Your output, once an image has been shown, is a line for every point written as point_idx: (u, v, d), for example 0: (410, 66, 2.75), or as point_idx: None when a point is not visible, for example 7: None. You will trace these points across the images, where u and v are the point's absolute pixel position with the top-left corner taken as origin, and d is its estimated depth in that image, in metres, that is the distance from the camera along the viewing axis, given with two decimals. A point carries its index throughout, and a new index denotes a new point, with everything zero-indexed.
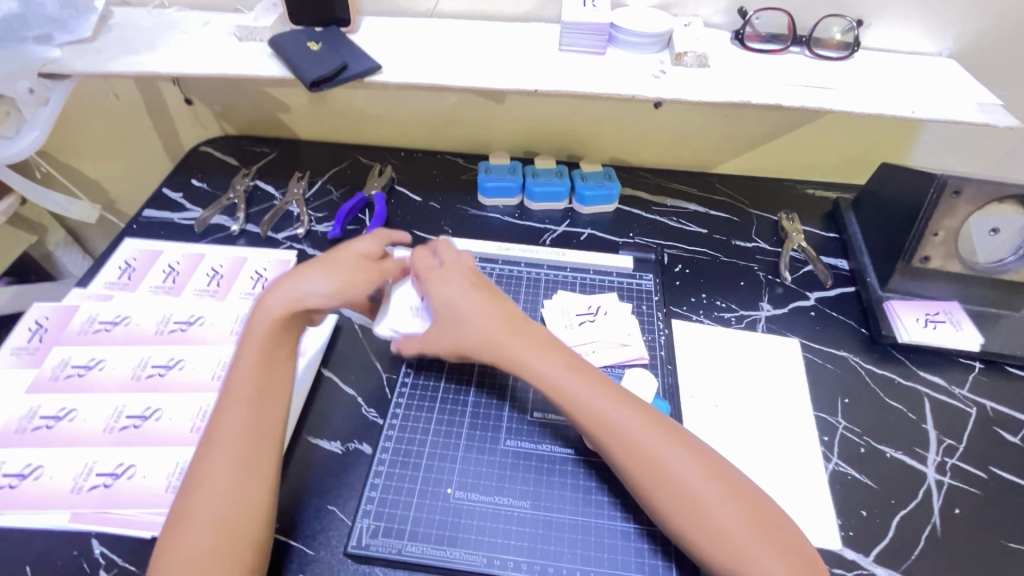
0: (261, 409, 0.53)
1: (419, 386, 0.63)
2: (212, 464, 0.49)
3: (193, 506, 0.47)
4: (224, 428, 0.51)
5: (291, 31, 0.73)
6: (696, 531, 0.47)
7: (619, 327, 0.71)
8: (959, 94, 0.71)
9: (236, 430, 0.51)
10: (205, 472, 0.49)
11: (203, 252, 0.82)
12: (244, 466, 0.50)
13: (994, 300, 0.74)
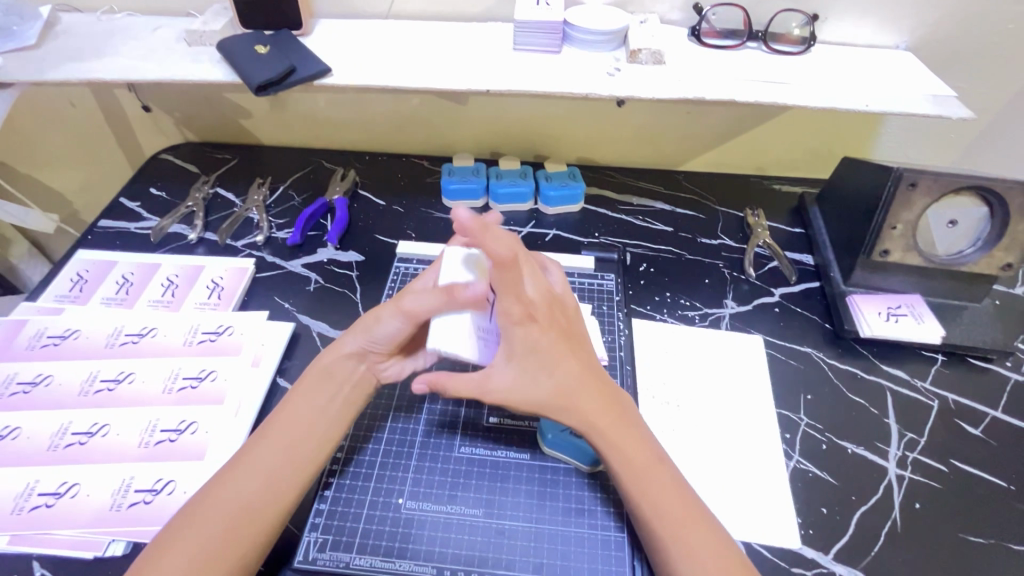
0: (311, 439, 0.52)
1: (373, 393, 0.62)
2: (236, 477, 0.49)
3: (214, 506, 0.47)
4: (261, 445, 0.51)
5: (239, 35, 0.72)
6: None
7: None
8: (914, 87, 0.71)
9: (273, 449, 0.51)
10: (229, 483, 0.49)
11: (159, 261, 0.80)
12: (269, 487, 0.49)
13: (957, 292, 0.74)
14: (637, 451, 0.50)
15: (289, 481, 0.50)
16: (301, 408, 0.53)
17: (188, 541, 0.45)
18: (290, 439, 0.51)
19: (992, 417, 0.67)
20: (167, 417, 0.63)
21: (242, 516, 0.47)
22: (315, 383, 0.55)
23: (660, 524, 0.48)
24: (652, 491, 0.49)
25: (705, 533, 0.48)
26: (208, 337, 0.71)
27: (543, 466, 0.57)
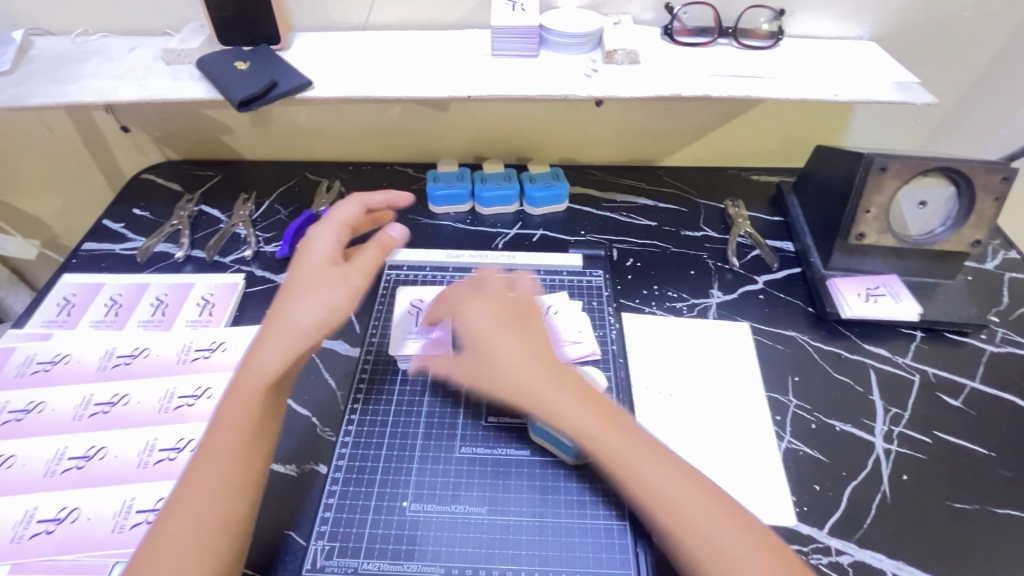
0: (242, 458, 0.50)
1: (372, 400, 0.63)
2: (191, 494, 0.48)
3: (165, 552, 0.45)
4: (209, 459, 0.50)
5: (219, 52, 0.72)
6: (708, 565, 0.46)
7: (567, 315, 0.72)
8: (879, 75, 0.73)
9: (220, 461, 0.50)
10: (183, 500, 0.48)
11: (146, 281, 0.80)
12: (224, 500, 0.48)
13: (932, 270, 0.77)
14: (622, 440, 0.51)
15: (243, 489, 0.49)
16: (241, 413, 0.52)
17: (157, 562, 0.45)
18: (238, 447, 0.51)
19: (971, 388, 0.70)
20: (165, 436, 0.63)
21: (203, 529, 0.47)
22: (248, 385, 0.53)
23: (690, 536, 0.47)
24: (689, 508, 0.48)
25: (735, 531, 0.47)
26: (202, 354, 0.71)
27: (544, 454, 0.58)
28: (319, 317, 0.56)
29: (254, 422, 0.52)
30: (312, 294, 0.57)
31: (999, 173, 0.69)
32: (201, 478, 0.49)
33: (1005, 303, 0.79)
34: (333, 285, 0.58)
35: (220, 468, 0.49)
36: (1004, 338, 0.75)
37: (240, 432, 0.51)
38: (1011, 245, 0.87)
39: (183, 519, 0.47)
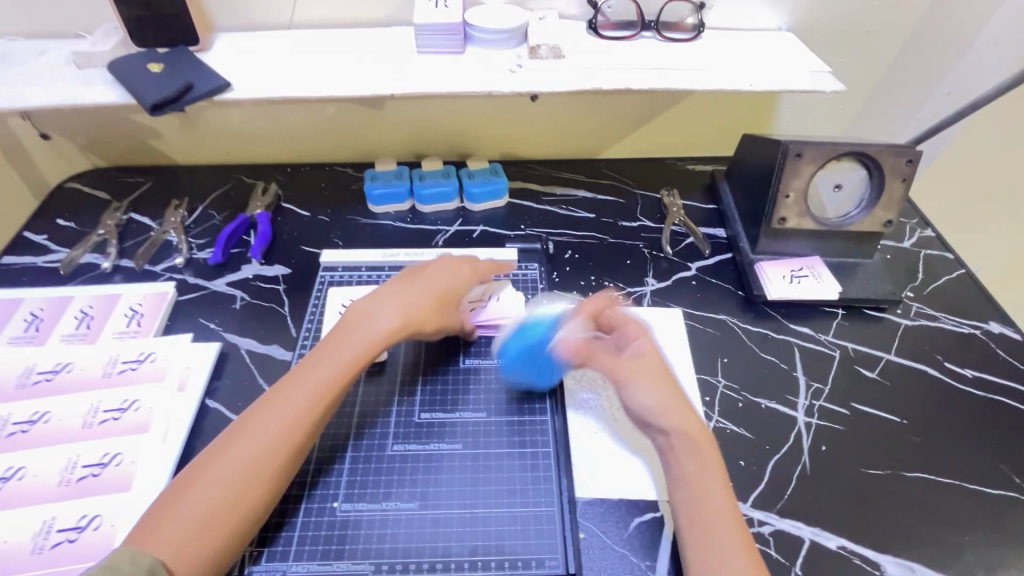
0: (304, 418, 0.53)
1: None
2: (233, 451, 0.50)
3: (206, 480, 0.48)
4: (260, 420, 0.52)
5: (131, 55, 0.70)
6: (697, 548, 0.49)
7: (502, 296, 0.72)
8: (794, 65, 0.76)
9: (275, 424, 0.52)
10: (222, 458, 0.50)
11: (70, 293, 0.77)
12: (263, 465, 0.50)
13: (850, 251, 0.81)
14: (696, 432, 0.54)
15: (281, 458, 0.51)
16: (304, 385, 0.55)
17: (189, 504, 0.47)
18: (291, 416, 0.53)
19: (886, 360, 0.74)
20: (89, 452, 0.61)
21: (236, 492, 0.48)
22: (325, 359, 0.57)
23: (696, 522, 0.50)
24: (708, 526, 0.49)
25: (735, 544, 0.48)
26: (129, 366, 0.68)
27: (473, 446, 0.60)
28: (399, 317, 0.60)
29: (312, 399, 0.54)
30: (399, 296, 0.62)
31: (905, 156, 0.73)
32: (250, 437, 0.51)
33: (919, 279, 0.83)
34: (407, 296, 0.62)
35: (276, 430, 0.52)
36: (918, 312, 0.79)
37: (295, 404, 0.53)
38: (927, 224, 0.92)
39: (219, 474, 0.49)
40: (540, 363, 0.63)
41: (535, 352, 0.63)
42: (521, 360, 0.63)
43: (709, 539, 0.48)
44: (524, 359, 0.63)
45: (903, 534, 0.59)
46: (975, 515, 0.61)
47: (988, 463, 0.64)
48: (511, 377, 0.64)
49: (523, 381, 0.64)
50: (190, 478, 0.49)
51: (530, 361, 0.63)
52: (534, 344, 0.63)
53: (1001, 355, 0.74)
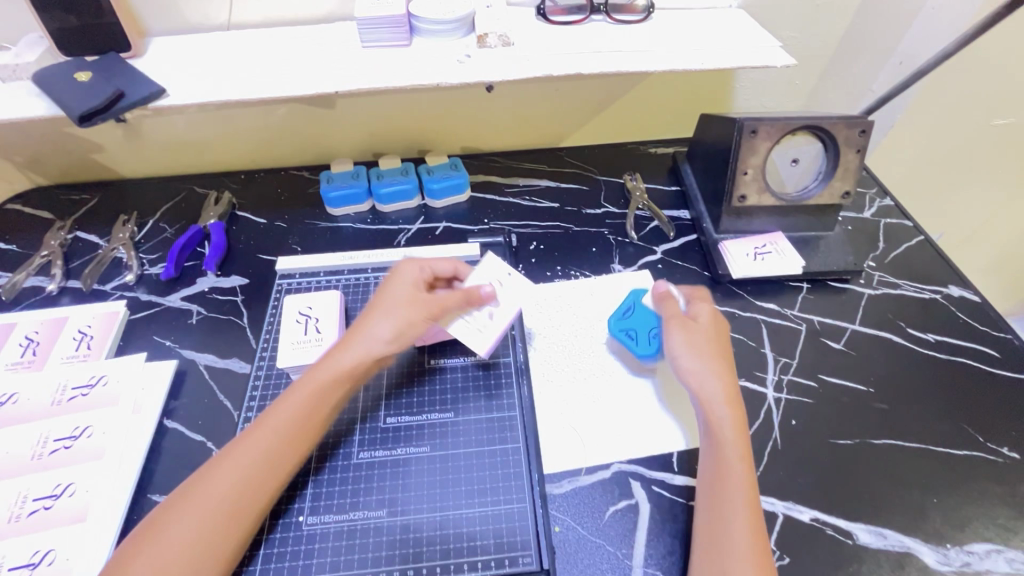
0: (287, 444, 0.53)
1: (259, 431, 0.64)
2: (223, 468, 0.51)
3: (192, 508, 0.48)
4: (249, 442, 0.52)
5: (57, 64, 0.67)
6: (709, 531, 0.50)
7: (485, 275, 0.67)
8: (745, 41, 0.75)
9: (262, 448, 0.52)
10: (206, 481, 0.50)
11: (13, 319, 0.73)
12: (248, 490, 0.50)
13: (811, 224, 0.81)
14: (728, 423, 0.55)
15: (266, 484, 0.51)
16: (294, 407, 0.54)
17: (167, 529, 0.47)
18: (277, 442, 0.53)
19: (852, 330, 0.74)
20: (39, 485, 0.58)
21: (219, 516, 0.48)
22: (316, 379, 0.56)
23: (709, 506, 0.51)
24: (723, 497, 0.51)
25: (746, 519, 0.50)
26: (80, 392, 0.65)
27: (441, 449, 0.61)
28: (394, 333, 0.59)
29: (298, 422, 0.54)
30: (389, 311, 0.60)
31: (858, 127, 0.73)
32: (245, 455, 0.51)
33: (880, 248, 0.84)
34: (380, 320, 0.59)
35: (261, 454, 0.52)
36: (880, 281, 0.80)
37: (283, 425, 0.53)
38: (886, 193, 0.93)
39: (200, 498, 0.49)
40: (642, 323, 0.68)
41: (632, 327, 0.68)
42: (633, 338, 0.68)
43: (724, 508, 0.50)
44: (636, 332, 0.68)
45: (874, 501, 0.60)
46: (943, 477, 0.61)
47: (954, 425, 0.65)
48: (648, 350, 0.66)
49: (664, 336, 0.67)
50: (171, 503, 0.49)
51: (640, 330, 0.68)
52: (619, 338, 0.68)
53: (961, 317, 0.76)
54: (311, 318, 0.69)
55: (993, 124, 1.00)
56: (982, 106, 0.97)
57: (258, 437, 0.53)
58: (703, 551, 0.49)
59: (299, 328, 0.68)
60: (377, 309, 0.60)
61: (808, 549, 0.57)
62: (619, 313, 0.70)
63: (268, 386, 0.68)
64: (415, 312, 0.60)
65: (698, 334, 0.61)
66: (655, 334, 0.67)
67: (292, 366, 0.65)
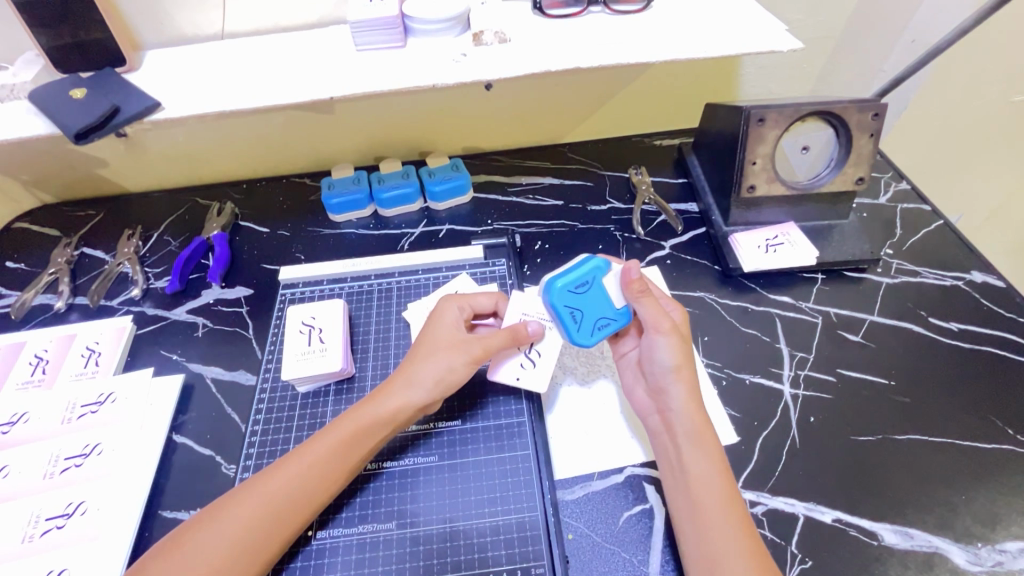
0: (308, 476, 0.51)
1: (268, 442, 0.63)
2: (245, 494, 0.50)
3: (210, 534, 0.47)
4: (277, 473, 0.51)
5: (52, 82, 0.66)
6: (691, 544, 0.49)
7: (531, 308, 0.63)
8: (750, 26, 0.73)
9: (288, 479, 0.50)
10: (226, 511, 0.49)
11: (23, 338, 0.73)
12: (274, 523, 0.49)
13: (824, 213, 0.79)
14: (694, 427, 0.53)
15: (292, 518, 0.50)
16: (326, 443, 0.53)
17: (184, 559, 0.46)
18: (308, 475, 0.51)
19: (870, 321, 0.72)
20: (51, 504, 0.58)
21: (244, 549, 0.47)
22: (351, 425, 0.54)
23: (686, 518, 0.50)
24: (703, 505, 0.49)
25: (737, 527, 0.48)
26: (90, 409, 0.65)
27: (446, 456, 0.60)
28: (438, 379, 0.56)
29: (332, 459, 0.52)
30: (433, 355, 0.57)
31: (870, 111, 0.70)
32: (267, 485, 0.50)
33: (898, 235, 0.81)
34: (422, 364, 0.57)
35: (289, 486, 0.50)
36: (898, 269, 0.77)
37: (308, 462, 0.52)
38: (902, 177, 0.89)
39: (222, 525, 0.48)
40: (597, 307, 0.58)
41: (591, 319, 0.58)
42: (576, 319, 0.58)
43: (707, 516, 0.49)
44: (582, 315, 0.58)
45: (900, 500, 0.58)
46: (971, 472, 0.59)
47: (980, 417, 0.63)
48: (587, 338, 0.58)
49: (608, 332, 0.59)
50: (192, 526, 0.49)
51: (585, 315, 0.58)
52: (561, 313, 0.58)
53: (985, 304, 0.73)
54: (315, 328, 0.68)
55: (1012, 100, 0.97)
56: (1002, 83, 0.93)
57: (285, 472, 0.51)
58: (692, 563, 0.48)
59: (303, 338, 0.67)
60: (420, 355, 0.58)
61: (830, 552, 0.55)
62: (570, 320, 0.58)
63: (274, 397, 0.67)
64: (458, 357, 0.57)
65: (662, 339, 0.56)
66: (615, 308, 0.59)
67: (298, 377, 0.64)
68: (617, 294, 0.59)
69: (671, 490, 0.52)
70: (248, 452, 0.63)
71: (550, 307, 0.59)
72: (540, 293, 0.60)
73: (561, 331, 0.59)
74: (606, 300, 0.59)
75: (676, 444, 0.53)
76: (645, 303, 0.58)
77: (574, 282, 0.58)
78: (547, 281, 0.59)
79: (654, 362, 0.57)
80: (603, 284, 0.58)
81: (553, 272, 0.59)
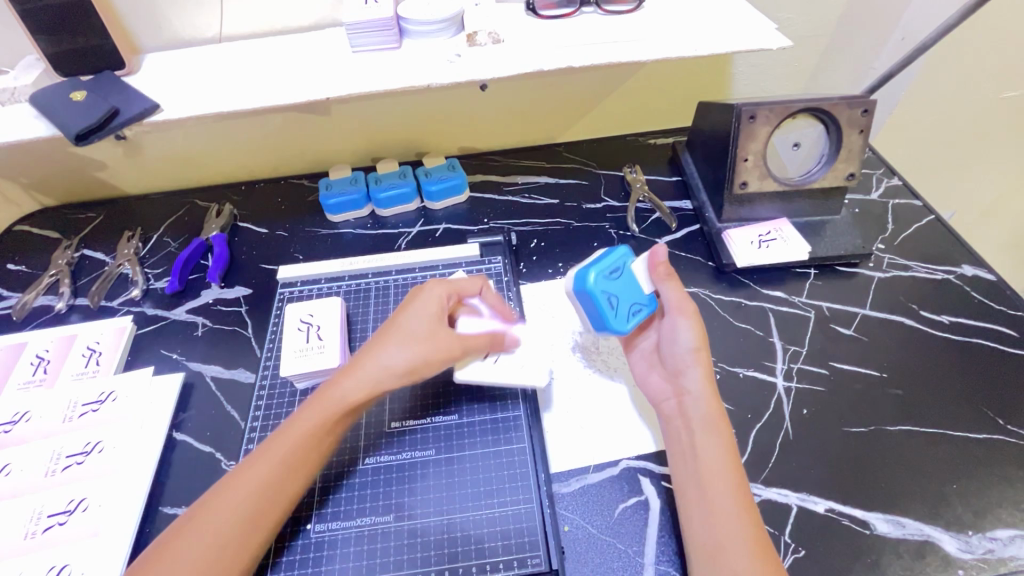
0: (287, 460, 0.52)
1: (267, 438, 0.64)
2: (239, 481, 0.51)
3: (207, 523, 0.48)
4: (257, 462, 0.52)
5: (53, 85, 0.67)
6: (699, 523, 0.49)
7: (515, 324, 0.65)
8: (740, 25, 0.74)
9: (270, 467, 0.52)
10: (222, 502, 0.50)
11: (24, 338, 0.74)
12: (260, 511, 0.50)
13: (817, 209, 0.79)
14: (710, 412, 0.54)
15: (274, 505, 0.51)
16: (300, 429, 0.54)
17: (186, 545, 0.47)
18: (285, 463, 0.52)
19: (862, 315, 0.73)
20: (53, 501, 0.59)
21: (232, 539, 0.48)
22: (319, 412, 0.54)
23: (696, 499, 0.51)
24: (713, 488, 0.50)
25: (742, 512, 0.48)
26: (91, 407, 0.66)
27: (443, 450, 0.60)
28: (407, 365, 0.56)
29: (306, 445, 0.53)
30: (404, 343, 0.57)
31: (859, 107, 0.71)
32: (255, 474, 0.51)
33: (890, 229, 0.82)
34: (394, 352, 0.57)
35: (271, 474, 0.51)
36: (890, 263, 0.78)
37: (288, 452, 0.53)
38: (893, 173, 0.90)
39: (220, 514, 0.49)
40: (630, 293, 0.61)
41: (625, 305, 0.60)
42: (614, 306, 0.59)
43: (713, 501, 0.49)
44: (618, 301, 0.60)
45: (892, 489, 0.58)
46: (962, 462, 0.60)
47: (971, 408, 0.64)
48: (625, 324, 0.59)
49: (640, 318, 0.61)
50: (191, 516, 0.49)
51: (622, 301, 0.60)
52: (599, 299, 0.59)
53: (976, 297, 0.74)
54: (313, 325, 0.69)
55: (1003, 96, 0.98)
56: (992, 79, 0.94)
57: (265, 460, 0.52)
58: (699, 545, 0.48)
59: (302, 336, 0.68)
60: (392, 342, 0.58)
61: (823, 541, 0.55)
62: (611, 307, 0.59)
63: (273, 395, 0.68)
64: (430, 351, 0.57)
65: (684, 321, 0.58)
66: (644, 292, 0.61)
67: (296, 374, 0.65)
68: (644, 279, 0.62)
69: (680, 474, 0.53)
70: (247, 450, 0.64)
71: (586, 296, 0.60)
72: (573, 285, 0.61)
73: (600, 322, 0.60)
74: (635, 285, 0.61)
75: (690, 428, 0.54)
76: (670, 286, 0.61)
77: (607, 270, 0.60)
78: (580, 271, 0.60)
79: (675, 344, 0.59)
80: (633, 269, 0.61)
81: (583, 263, 0.61)
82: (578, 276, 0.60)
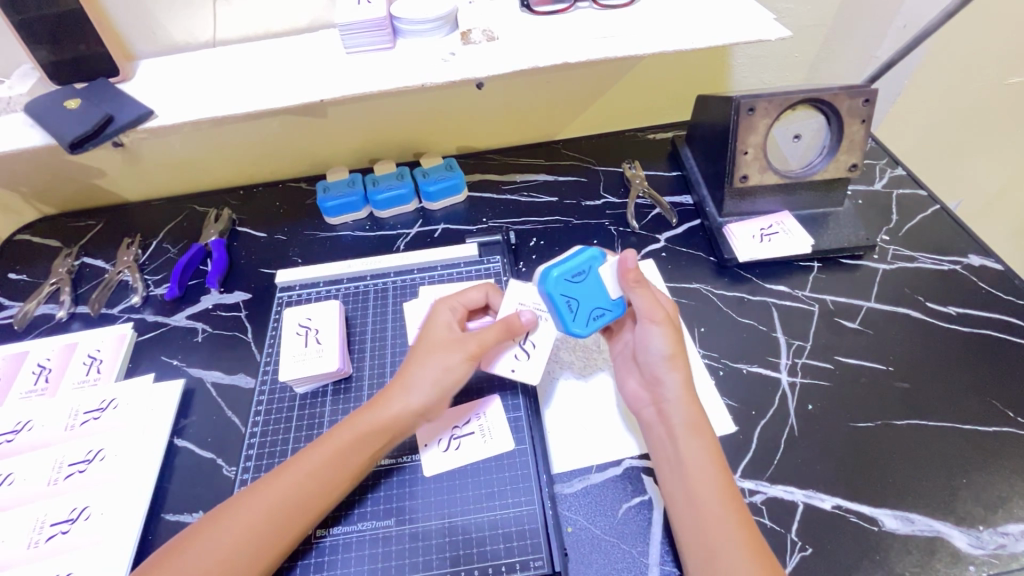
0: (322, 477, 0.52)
1: (268, 443, 0.64)
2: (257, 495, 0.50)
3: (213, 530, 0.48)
4: (276, 481, 0.51)
5: (48, 93, 0.67)
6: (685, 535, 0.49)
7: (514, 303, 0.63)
8: (738, 16, 0.73)
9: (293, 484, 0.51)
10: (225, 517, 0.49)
11: (26, 348, 0.74)
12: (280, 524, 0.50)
13: (818, 201, 0.78)
14: (687, 422, 0.53)
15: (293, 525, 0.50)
16: (327, 452, 0.53)
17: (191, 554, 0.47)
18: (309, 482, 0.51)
19: (867, 308, 0.71)
20: (56, 510, 0.59)
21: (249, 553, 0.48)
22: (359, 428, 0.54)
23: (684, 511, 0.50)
24: (698, 496, 0.49)
25: (733, 519, 0.48)
26: (92, 415, 0.66)
27: (443, 451, 0.60)
28: (438, 381, 0.56)
29: (331, 468, 0.52)
30: (431, 355, 0.57)
31: (860, 96, 0.70)
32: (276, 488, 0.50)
33: (894, 221, 0.81)
34: (432, 358, 0.57)
35: (293, 495, 0.50)
36: (895, 255, 0.77)
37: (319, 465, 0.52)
38: (897, 163, 0.89)
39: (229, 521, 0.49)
40: (593, 297, 0.59)
41: (586, 310, 0.59)
42: (572, 309, 0.59)
43: (701, 509, 0.48)
44: (578, 304, 0.59)
45: (902, 485, 0.57)
46: (971, 455, 0.59)
47: (980, 401, 0.63)
48: (582, 329, 0.59)
49: (602, 322, 0.60)
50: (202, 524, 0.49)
51: (582, 305, 0.59)
52: (557, 301, 0.58)
53: (983, 288, 0.72)
54: (312, 329, 0.69)
55: (1008, 83, 0.96)
56: (996, 65, 0.92)
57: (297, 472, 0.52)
58: (692, 552, 0.48)
59: (301, 339, 0.68)
60: (424, 350, 0.58)
61: (832, 540, 0.55)
62: (569, 310, 0.59)
63: (273, 400, 0.68)
64: (455, 356, 0.57)
65: (655, 328, 0.57)
66: (611, 296, 0.60)
67: (295, 378, 0.65)
68: (612, 284, 0.60)
69: (666, 483, 0.52)
70: (247, 456, 0.64)
71: (546, 296, 0.59)
72: (535, 283, 0.60)
73: (558, 324, 0.60)
74: (600, 289, 0.59)
75: (671, 436, 0.53)
76: (639, 292, 0.58)
77: (570, 271, 0.58)
78: (542, 270, 0.59)
79: (647, 351, 0.57)
80: (599, 273, 0.59)
81: (548, 261, 0.59)
82: (542, 273, 0.59)
